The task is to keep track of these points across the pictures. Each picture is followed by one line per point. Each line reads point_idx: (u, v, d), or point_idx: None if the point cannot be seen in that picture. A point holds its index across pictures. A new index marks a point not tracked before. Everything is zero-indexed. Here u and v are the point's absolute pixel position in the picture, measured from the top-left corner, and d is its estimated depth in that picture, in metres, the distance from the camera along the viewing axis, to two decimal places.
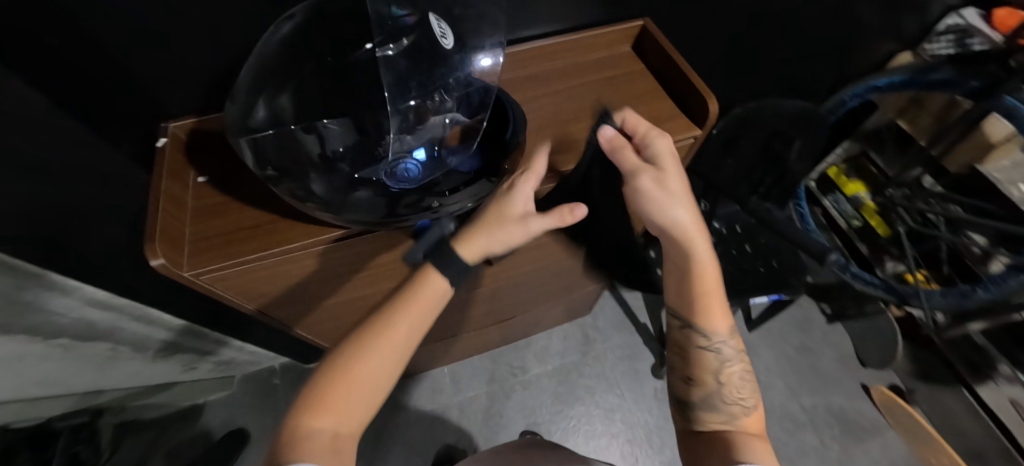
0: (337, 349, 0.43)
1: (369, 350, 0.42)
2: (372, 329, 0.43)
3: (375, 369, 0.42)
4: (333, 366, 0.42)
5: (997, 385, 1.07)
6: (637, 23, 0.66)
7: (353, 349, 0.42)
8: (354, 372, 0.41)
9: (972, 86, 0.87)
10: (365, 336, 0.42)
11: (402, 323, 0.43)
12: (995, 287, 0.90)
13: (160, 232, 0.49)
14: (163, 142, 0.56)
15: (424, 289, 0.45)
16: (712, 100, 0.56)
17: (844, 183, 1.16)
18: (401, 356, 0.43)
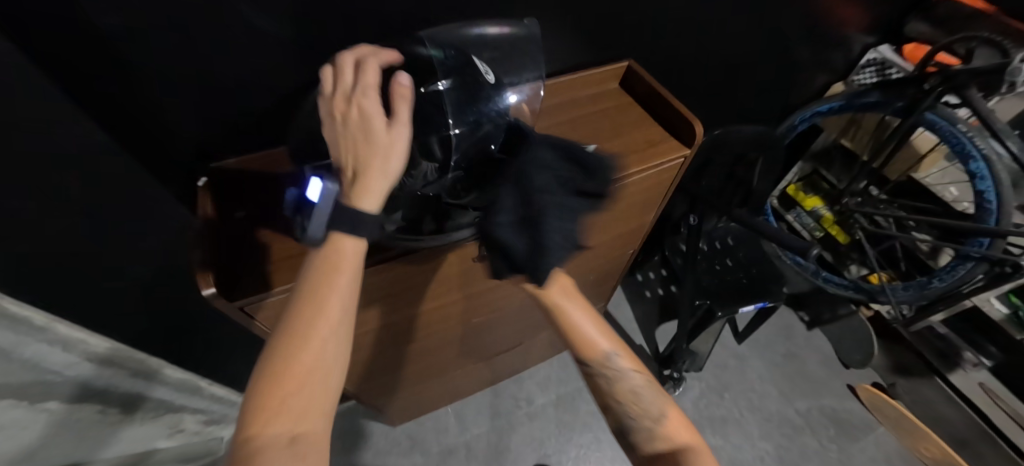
0: (267, 350, 0.39)
1: (301, 343, 0.38)
2: (295, 318, 0.39)
3: (313, 355, 0.38)
4: (269, 365, 0.38)
5: (965, 371, 1.17)
6: (623, 63, 0.76)
7: (283, 346, 0.38)
8: (297, 366, 0.38)
9: (897, 106, 1.00)
10: (297, 326, 0.38)
11: (333, 304, 0.40)
12: (949, 276, 1.01)
13: (209, 266, 0.50)
14: (203, 183, 0.61)
15: (337, 262, 0.41)
16: (698, 124, 0.66)
17: (803, 199, 1.29)
18: (343, 339, 0.40)
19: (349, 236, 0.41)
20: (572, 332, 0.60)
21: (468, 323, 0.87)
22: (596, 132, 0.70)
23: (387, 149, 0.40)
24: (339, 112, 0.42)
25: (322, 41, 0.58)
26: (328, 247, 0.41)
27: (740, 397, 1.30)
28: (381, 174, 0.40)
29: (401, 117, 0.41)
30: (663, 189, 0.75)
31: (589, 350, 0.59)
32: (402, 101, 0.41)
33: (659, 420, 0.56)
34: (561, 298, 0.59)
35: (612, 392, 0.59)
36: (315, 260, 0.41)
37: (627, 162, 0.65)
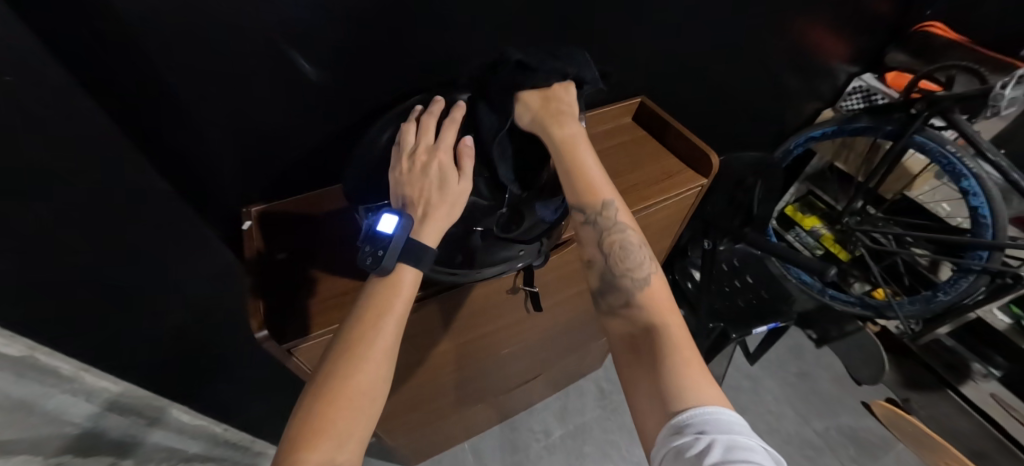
0: (327, 368, 0.41)
1: (365, 358, 0.41)
2: (356, 337, 0.42)
3: (373, 372, 0.41)
4: (324, 382, 0.40)
5: (976, 383, 1.19)
6: (636, 100, 0.81)
7: (346, 362, 0.41)
8: (354, 383, 0.40)
9: (887, 130, 1.06)
10: (354, 347, 0.41)
11: (389, 326, 0.43)
12: (953, 289, 1.04)
13: (260, 311, 0.52)
14: (248, 225, 0.63)
15: (394, 288, 0.44)
16: (713, 155, 0.69)
17: (802, 219, 1.33)
18: (393, 360, 0.42)
19: (411, 266, 0.45)
20: (574, 173, 0.52)
21: (493, 354, 0.87)
22: (617, 164, 0.73)
23: (452, 194, 0.47)
24: (419, 161, 0.47)
25: (361, 89, 0.62)
26: (388, 275, 0.45)
27: (758, 419, 1.29)
28: (444, 217, 0.46)
29: (467, 171, 0.48)
30: (680, 216, 0.78)
31: (588, 192, 0.52)
32: (469, 158, 0.48)
33: (644, 293, 0.51)
34: (573, 130, 0.52)
35: (600, 239, 0.53)
36: (375, 288, 0.45)
37: (648, 194, 0.69)
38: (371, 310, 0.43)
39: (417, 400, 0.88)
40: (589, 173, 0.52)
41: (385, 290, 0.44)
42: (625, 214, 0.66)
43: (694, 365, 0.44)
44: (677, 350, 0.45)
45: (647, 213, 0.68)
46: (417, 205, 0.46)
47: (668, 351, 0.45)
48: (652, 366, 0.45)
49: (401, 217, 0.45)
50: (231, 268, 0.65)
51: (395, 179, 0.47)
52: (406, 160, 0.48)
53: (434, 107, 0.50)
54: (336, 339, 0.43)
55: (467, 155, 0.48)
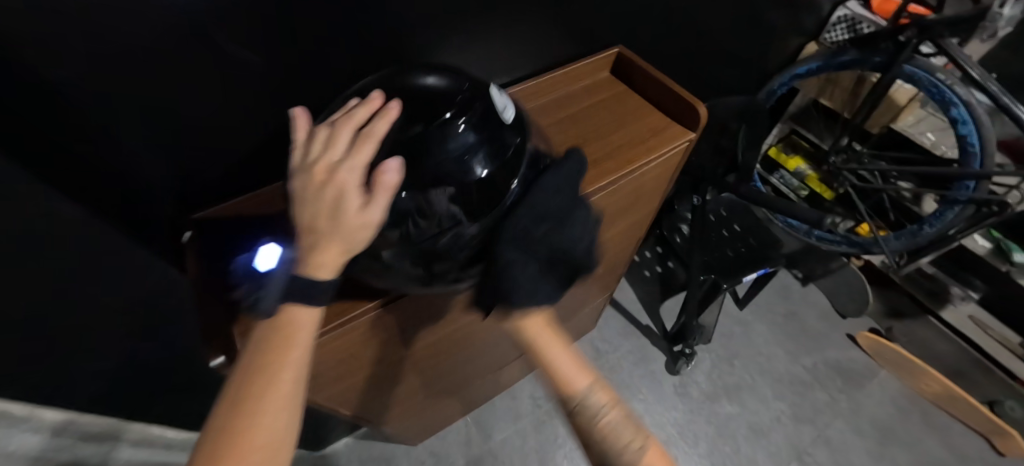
0: (207, 436, 0.33)
1: (257, 417, 0.34)
2: (242, 395, 0.34)
3: (273, 432, 0.34)
4: (208, 452, 0.32)
5: (955, 306, 1.24)
6: (614, 50, 0.73)
7: (234, 426, 0.33)
8: (249, 449, 0.33)
9: (875, 62, 1.01)
10: (242, 405, 0.34)
11: (288, 372, 0.36)
12: (937, 222, 1.04)
13: (217, 328, 0.49)
14: (186, 236, 0.54)
15: (290, 332, 0.37)
16: (701, 106, 0.64)
17: (785, 160, 1.30)
18: (296, 413, 0.36)
19: (307, 305, 0.38)
20: (551, 367, 0.48)
21: (484, 336, 0.84)
22: (598, 125, 0.67)
23: (344, 226, 0.36)
24: (315, 178, 0.37)
25: (305, 70, 0.53)
26: (280, 317, 0.37)
27: (750, 361, 1.32)
28: (336, 252, 0.36)
29: (375, 204, 0.36)
30: (669, 174, 0.73)
31: (560, 381, 0.47)
32: (385, 191, 0.36)
33: (645, 448, 0.46)
34: (541, 335, 0.47)
35: (610, 368, 0.49)
36: (265, 332, 0.38)
37: (633, 154, 0.63)
38: (262, 361, 0.36)
39: (415, 386, 0.86)
40: (609, 286, 0.49)
41: (280, 336, 0.37)
42: (610, 180, 0.60)
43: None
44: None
45: (634, 175, 0.63)
46: (311, 232, 0.37)
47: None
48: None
49: (284, 247, 0.37)
50: (187, 283, 0.59)
51: (298, 201, 0.38)
52: (306, 175, 0.38)
53: (367, 116, 0.39)
54: (218, 400, 0.35)
55: (386, 172, 0.36)
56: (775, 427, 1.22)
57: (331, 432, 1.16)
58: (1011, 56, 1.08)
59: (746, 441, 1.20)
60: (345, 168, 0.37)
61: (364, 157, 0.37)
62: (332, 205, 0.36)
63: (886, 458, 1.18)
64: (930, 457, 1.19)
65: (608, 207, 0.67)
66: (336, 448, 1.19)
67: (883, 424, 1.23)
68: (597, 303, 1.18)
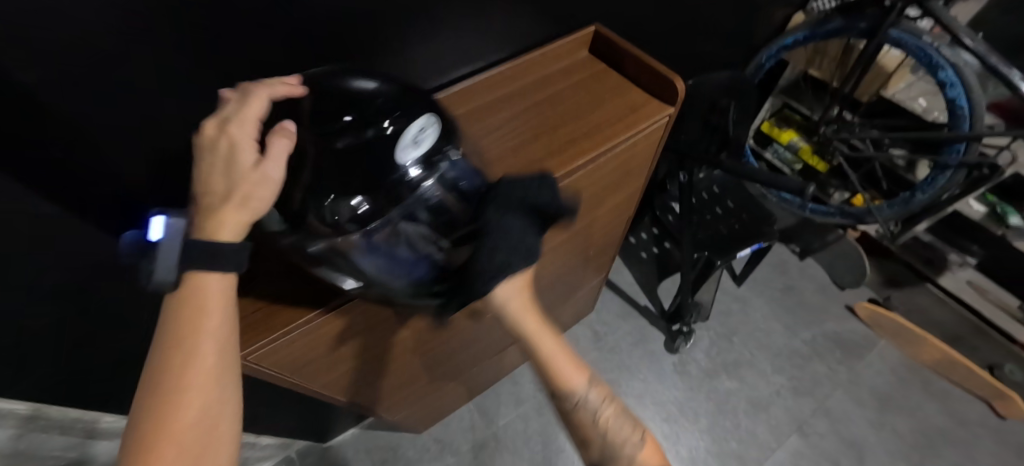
0: (134, 421, 0.33)
1: (179, 399, 0.33)
2: (160, 377, 0.34)
3: (199, 409, 0.34)
4: (134, 437, 0.33)
5: (953, 273, 1.22)
6: (591, 28, 0.72)
7: (155, 410, 0.33)
8: (177, 428, 0.33)
9: (861, 28, 1.00)
10: (162, 388, 0.33)
11: (206, 347, 0.35)
12: (930, 188, 1.03)
13: None
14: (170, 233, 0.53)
15: (198, 305, 0.35)
16: (679, 80, 0.63)
17: (778, 134, 1.29)
18: (224, 385, 0.36)
19: (212, 272, 0.36)
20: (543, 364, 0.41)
21: (479, 322, 0.85)
22: (575, 105, 0.67)
23: (236, 183, 0.35)
24: (207, 138, 0.37)
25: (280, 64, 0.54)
26: (187, 288, 0.35)
27: (748, 337, 1.33)
28: (236, 208, 0.35)
29: (273, 157, 0.35)
30: (651, 151, 0.73)
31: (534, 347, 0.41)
32: (279, 148, 0.36)
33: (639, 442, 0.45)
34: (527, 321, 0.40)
35: (592, 422, 0.44)
36: (173, 307, 0.35)
37: (611, 131, 0.63)
38: (173, 340, 0.34)
39: (413, 372, 0.87)
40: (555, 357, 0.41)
41: (188, 311, 0.35)
42: (587, 160, 0.60)
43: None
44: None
45: (611, 153, 0.63)
46: (206, 194, 0.36)
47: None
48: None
49: (169, 218, 0.36)
50: None
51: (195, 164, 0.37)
52: (200, 136, 0.38)
53: (283, 85, 0.39)
54: (142, 382, 0.34)
55: (278, 133, 0.36)
56: (774, 401, 1.23)
57: (336, 423, 1.18)
58: (1002, 16, 1.06)
59: (746, 416, 1.21)
60: (233, 128, 0.36)
61: (257, 119, 0.37)
62: (225, 163, 0.36)
63: (887, 426, 1.19)
64: (930, 423, 1.19)
65: (588, 188, 0.67)
66: (343, 439, 1.22)
67: (882, 392, 1.23)
68: (592, 286, 1.19)
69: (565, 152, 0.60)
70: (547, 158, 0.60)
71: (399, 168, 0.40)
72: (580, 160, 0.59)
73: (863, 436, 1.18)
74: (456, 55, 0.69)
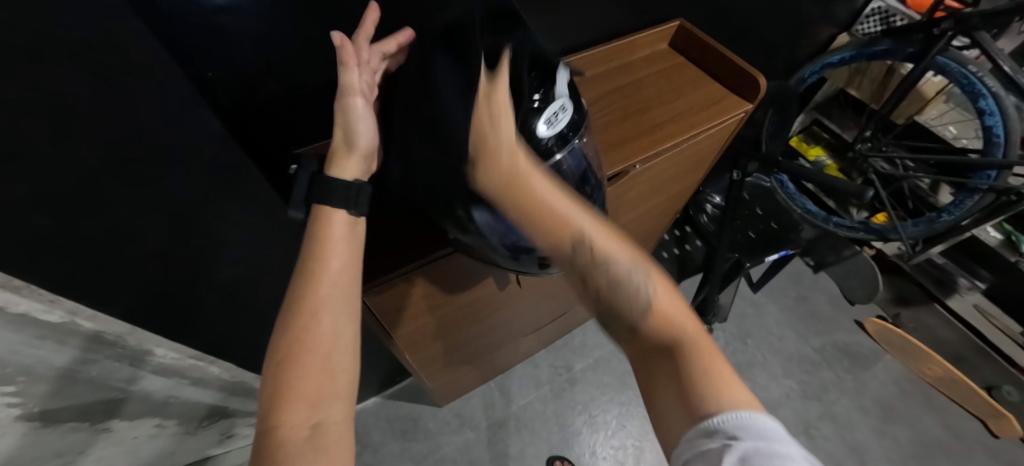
0: (278, 336, 0.40)
1: (309, 314, 0.40)
2: (298, 297, 0.40)
3: (325, 328, 0.40)
4: (278, 348, 0.39)
5: (962, 295, 1.30)
6: (674, 23, 0.76)
7: (294, 323, 0.39)
8: (309, 343, 0.39)
9: (908, 52, 1.05)
10: (299, 305, 0.40)
11: (329, 275, 0.42)
12: (956, 210, 1.09)
13: None
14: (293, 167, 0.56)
15: (325, 237, 0.43)
16: (762, 77, 0.67)
17: (806, 150, 1.36)
18: (346, 308, 0.41)
19: (337, 208, 0.44)
20: (529, 202, 0.40)
21: (526, 294, 0.89)
22: (659, 93, 0.71)
23: (338, 116, 0.45)
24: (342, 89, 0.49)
25: (397, 21, 0.56)
26: (317, 216, 0.44)
27: (761, 341, 1.38)
28: (343, 146, 0.46)
29: (350, 85, 0.45)
30: (719, 146, 0.77)
31: (512, 180, 0.41)
32: (349, 67, 0.44)
33: (646, 309, 0.41)
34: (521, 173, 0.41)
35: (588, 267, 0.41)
36: (308, 241, 0.43)
37: (693, 121, 0.67)
38: (305, 266, 0.41)
39: (460, 341, 0.91)
40: (549, 200, 0.40)
41: (319, 242, 0.43)
42: (674, 144, 0.64)
43: (717, 361, 0.40)
44: (712, 368, 0.39)
45: (693, 140, 0.66)
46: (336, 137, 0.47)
47: (709, 385, 0.38)
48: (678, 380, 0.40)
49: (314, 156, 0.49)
50: (268, 221, 0.62)
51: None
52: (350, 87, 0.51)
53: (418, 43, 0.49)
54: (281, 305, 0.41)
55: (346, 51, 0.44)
56: (784, 403, 1.28)
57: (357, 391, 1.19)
58: None
59: None
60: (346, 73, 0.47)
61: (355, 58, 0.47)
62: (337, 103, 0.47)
63: (889, 435, 1.25)
64: (929, 435, 1.25)
65: (665, 172, 0.70)
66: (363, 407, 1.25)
67: (886, 403, 1.29)
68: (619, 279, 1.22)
69: (651, 136, 0.65)
70: (635, 138, 0.64)
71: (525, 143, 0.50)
72: (666, 144, 0.63)
73: (865, 443, 1.23)
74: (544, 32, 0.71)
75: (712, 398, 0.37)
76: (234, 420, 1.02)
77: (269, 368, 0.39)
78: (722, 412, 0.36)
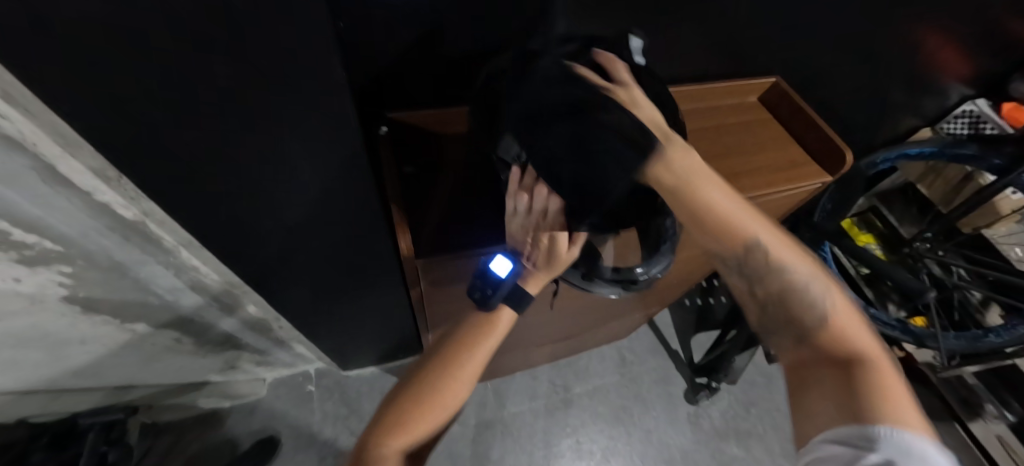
0: (421, 382, 0.57)
1: (449, 379, 0.57)
2: (450, 364, 0.59)
3: (453, 394, 0.57)
4: (416, 391, 0.56)
5: (986, 422, 1.25)
6: (769, 79, 0.76)
7: (433, 383, 0.57)
8: (437, 398, 0.56)
9: (994, 163, 1.02)
10: (446, 370, 0.58)
11: (476, 358, 0.60)
12: (1006, 333, 1.06)
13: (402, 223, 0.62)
14: (384, 129, 0.68)
15: (490, 326, 0.61)
16: (850, 153, 0.66)
17: (858, 235, 1.32)
18: (469, 385, 0.59)
19: (507, 310, 0.61)
20: (703, 205, 0.52)
21: (552, 306, 0.90)
22: (740, 144, 0.71)
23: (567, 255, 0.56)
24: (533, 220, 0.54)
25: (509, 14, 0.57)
26: (492, 314, 0.62)
27: (764, 413, 1.35)
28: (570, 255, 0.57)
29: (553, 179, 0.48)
30: (787, 210, 0.76)
31: (724, 229, 0.54)
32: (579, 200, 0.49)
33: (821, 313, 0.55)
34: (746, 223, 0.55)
35: (766, 278, 0.57)
36: (476, 321, 0.62)
37: (770, 180, 0.67)
38: (466, 345, 0.60)
39: None
40: (720, 206, 0.54)
41: (481, 330, 0.61)
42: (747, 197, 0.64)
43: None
44: (885, 390, 0.50)
45: (768, 199, 0.66)
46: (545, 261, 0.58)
47: (874, 391, 0.50)
48: (842, 381, 0.52)
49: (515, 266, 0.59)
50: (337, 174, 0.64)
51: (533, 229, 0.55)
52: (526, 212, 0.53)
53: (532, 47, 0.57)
54: (432, 360, 0.59)
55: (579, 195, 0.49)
56: None
57: (360, 355, 1.22)
58: None
59: None
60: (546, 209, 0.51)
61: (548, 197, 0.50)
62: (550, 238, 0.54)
63: None
64: None
65: None
66: (360, 373, 1.32)
67: None
68: (642, 314, 1.20)
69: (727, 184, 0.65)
70: None
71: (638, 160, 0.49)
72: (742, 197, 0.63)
73: None
74: (632, 43, 0.71)
75: (866, 408, 0.49)
76: (243, 353, 1.07)
77: (399, 399, 0.56)
78: (886, 425, 0.47)
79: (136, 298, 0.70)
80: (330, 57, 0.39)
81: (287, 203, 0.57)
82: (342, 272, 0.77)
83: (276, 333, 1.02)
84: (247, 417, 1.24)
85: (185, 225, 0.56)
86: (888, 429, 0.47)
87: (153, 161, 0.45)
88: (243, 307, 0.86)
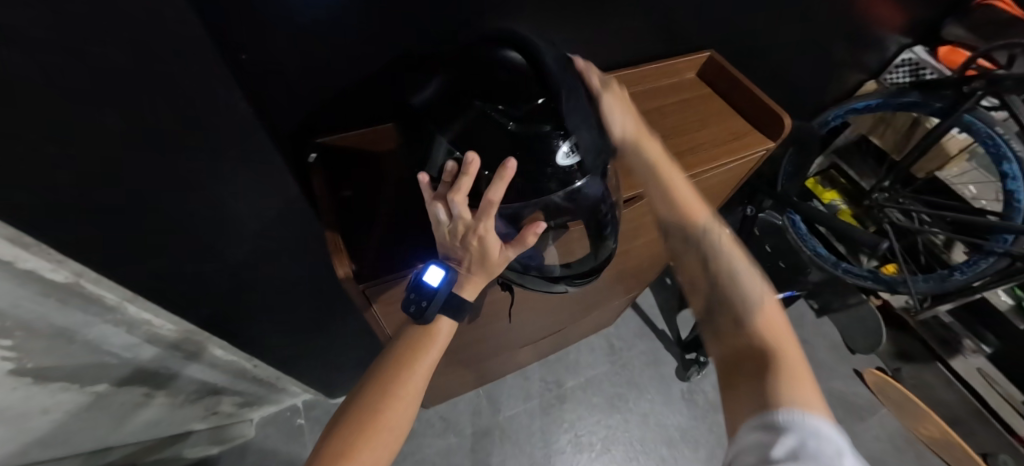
0: (363, 403, 0.53)
1: (393, 399, 0.54)
2: (394, 383, 0.55)
3: (400, 412, 0.54)
4: (359, 416, 0.53)
5: (966, 357, 1.28)
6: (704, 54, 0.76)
7: (376, 407, 0.53)
8: (383, 419, 0.53)
9: (936, 107, 1.05)
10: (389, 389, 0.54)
11: (420, 369, 0.57)
12: (969, 270, 1.09)
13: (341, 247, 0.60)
14: (315, 156, 0.67)
15: (432, 335, 0.58)
16: (787, 117, 0.67)
17: (822, 192, 1.36)
18: (416, 400, 0.56)
19: (448, 319, 0.58)
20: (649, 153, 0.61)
21: (525, 306, 0.89)
22: (681, 122, 0.71)
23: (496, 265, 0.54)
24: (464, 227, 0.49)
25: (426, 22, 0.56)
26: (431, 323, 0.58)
27: None
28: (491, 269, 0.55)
29: (462, 190, 0.46)
30: (738, 180, 0.76)
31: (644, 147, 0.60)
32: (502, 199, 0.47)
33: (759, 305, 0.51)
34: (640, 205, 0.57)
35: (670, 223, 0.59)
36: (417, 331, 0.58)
37: (713, 153, 0.67)
38: (408, 359, 0.56)
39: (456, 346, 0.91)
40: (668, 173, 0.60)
41: (423, 341, 0.58)
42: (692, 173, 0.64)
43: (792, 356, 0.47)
44: (790, 370, 0.45)
45: (714, 171, 0.66)
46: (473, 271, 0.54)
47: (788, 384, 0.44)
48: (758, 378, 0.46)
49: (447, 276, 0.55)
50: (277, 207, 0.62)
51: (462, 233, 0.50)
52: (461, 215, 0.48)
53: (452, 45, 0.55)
54: (374, 379, 0.55)
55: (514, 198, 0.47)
56: None
57: (346, 381, 1.20)
58: None
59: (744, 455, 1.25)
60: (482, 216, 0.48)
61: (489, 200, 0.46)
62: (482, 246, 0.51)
63: None
64: None
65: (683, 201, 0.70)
66: None
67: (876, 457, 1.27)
68: (622, 300, 1.21)
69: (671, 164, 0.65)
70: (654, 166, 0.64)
71: (558, 167, 0.50)
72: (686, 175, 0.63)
73: None
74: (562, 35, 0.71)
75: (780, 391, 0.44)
76: (222, 398, 1.04)
77: (343, 430, 0.52)
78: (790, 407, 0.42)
79: (93, 360, 0.68)
80: (229, 92, 0.37)
81: (225, 243, 0.55)
82: (304, 303, 0.75)
83: (253, 373, 1.00)
84: (239, 461, 1.21)
85: (122, 280, 0.54)
86: (795, 411, 0.41)
87: (74, 220, 0.43)
88: (210, 352, 0.83)
